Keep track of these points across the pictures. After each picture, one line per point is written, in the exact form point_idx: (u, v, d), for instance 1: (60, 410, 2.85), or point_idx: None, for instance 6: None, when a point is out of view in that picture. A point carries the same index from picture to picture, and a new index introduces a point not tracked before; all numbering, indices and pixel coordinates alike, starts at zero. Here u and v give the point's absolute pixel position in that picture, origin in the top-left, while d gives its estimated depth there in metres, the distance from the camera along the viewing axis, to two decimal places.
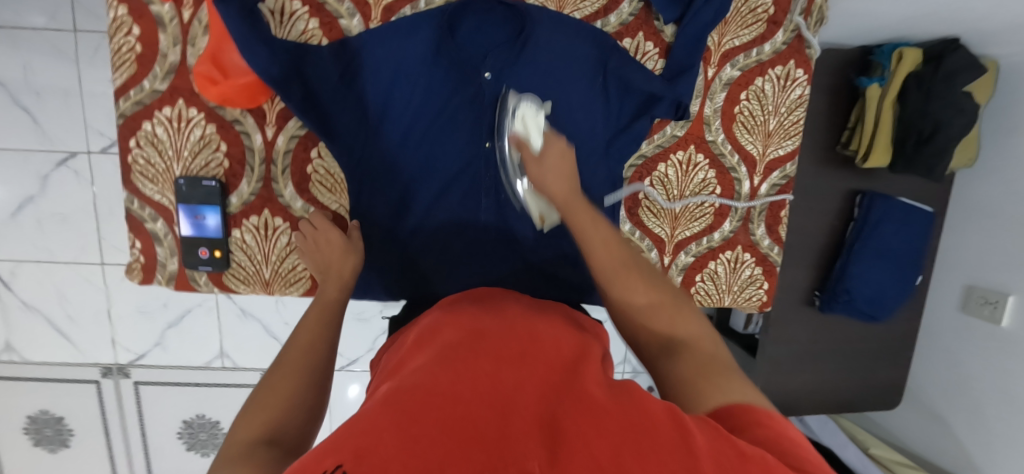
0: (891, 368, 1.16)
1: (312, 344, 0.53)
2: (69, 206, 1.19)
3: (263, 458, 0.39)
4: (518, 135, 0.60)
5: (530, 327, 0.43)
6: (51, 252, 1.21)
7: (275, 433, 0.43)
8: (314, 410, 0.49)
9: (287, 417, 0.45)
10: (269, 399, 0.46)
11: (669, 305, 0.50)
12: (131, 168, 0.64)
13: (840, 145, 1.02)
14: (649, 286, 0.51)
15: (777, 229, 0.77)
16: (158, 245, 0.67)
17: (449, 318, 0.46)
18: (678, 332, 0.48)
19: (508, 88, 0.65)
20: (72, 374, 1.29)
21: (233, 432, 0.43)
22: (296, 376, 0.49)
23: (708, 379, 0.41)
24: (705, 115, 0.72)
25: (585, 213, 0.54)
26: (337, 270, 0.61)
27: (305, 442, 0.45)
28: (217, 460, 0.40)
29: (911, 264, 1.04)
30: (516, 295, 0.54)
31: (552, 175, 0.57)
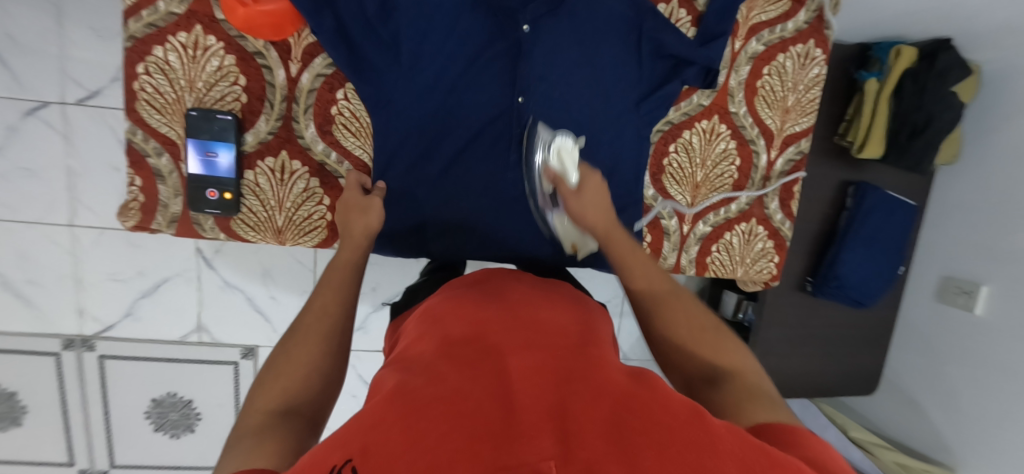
0: (872, 354, 1.21)
1: (326, 309, 0.51)
2: (37, 159, 1.09)
3: (284, 432, 0.39)
4: (555, 170, 0.59)
5: (534, 319, 0.46)
6: (13, 210, 1.11)
7: (292, 403, 0.42)
8: (333, 377, 0.48)
9: (306, 386, 0.45)
10: (287, 367, 0.45)
11: (714, 338, 0.49)
12: (137, 95, 0.59)
13: (838, 136, 1.05)
14: (696, 321, 0.51)
15: (788, 203, 0.80)
16: (161, 184, 0.62)
17: (452, 310, 0.48)
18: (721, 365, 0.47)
19: (535, 119, 0.65)
20: (29, 345, 1.18)
21: (250, 400, 0.43)
22: (314, 341, 0.48)
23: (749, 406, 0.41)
24: (730, 86, 0.73)
25: (628, 247, 0.56)
26: (354, 233, 0.58)
27: (323, 412, 0.45)
28: (234, 427, 0.40)
29: (895, 253, 1.08)
30: (520, 283, 0.57)
31: (591, 207, 0.56)
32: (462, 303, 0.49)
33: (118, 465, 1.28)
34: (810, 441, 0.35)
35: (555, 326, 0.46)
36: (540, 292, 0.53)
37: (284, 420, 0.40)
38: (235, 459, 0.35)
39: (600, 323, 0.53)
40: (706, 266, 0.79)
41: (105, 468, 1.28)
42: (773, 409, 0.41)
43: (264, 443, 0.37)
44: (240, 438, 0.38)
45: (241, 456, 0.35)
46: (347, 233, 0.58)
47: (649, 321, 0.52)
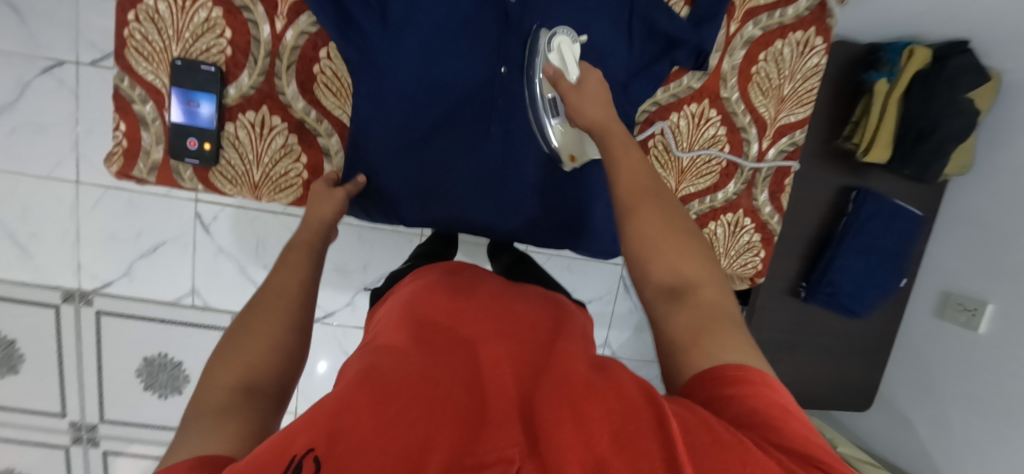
0: (865, 368, 1.17)
1: (284, 288, 0.50)
2: (49, 116, 1.13)
3: (246, 412, 0.36)
4: (553, 68, 0.58)
5: (505, 310, 0.46)
6: (22, 163, 1.14)
7: (254, 379, 0.40)
8: (300, 349, 0.46)
9: (270, 360, 0.42)
10: (249, 341, 0.43)
11: (684, 247, 0.44)
12: (126, 42, 0.60)
13: (842, 138, 1.02)
14: (672, 224, 0.45)
15: (778, 196, 0.78)
16: (144, 130, 0.63)
17: (424, 301, 0.47)
18: (685, 276, 0.42)
19: (537, 27, 0.62)
20: (29, 295, 1.22)
21: (209, 372, 0.40)
22: (277, 316, 0.46)
23: (710, 335, 0.38)
24: (722, 71, 0.72)
25: (621, 137, 0.52)
26: (317, 213, 0.60)
27: (290, 385, 0.43)
28: (191, 404, 0.37)
29: (895, 263, 1.04)
30: (493, 280, 0.56)
31: (589, 103, 0.55)
32: (432, 295, 0.48)
33: (107, 420, 1.31)
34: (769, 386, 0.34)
35: (526, 318, 0.46)
36: (509, 285, 0.54)
37: (248, 396, 0.38)
38: (194, 437, 0.33)
39: (571, 313, 0.52)
40: None
41: (95, 422, 1.31)
42: (723, 335, 0.38)
43: (224, 421, 0.35)
44: (199, 415, 0.35)
45: (202, 436, 0.33)
46: (307, 214, 0.60)
47: (622, 213, 0.47)
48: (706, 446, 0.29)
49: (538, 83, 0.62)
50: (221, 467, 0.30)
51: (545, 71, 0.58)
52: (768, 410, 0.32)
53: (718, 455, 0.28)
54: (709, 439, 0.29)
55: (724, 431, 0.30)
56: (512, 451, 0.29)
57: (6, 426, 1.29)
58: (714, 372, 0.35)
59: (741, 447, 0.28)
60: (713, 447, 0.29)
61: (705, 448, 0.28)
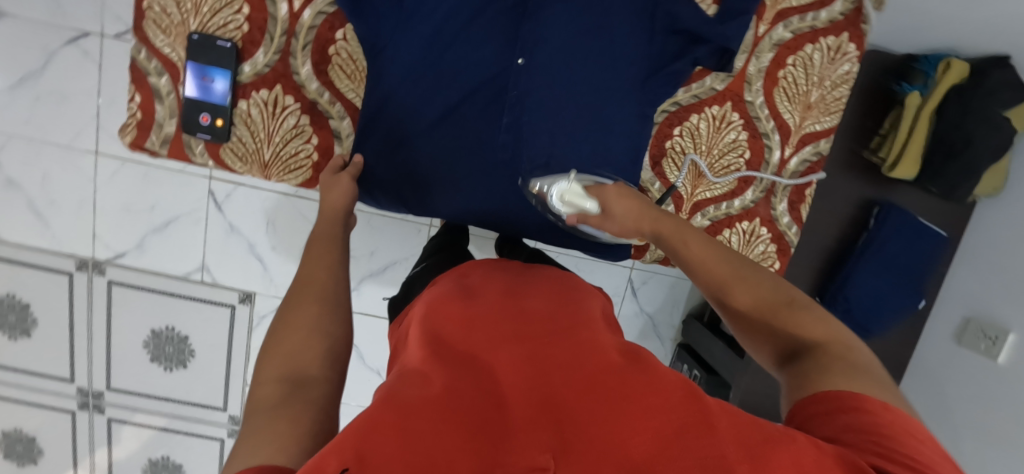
0: None
1: (315, 274, 0.52)
2: (71, 86, 1.14)
3: (300, 398, 0.39)
4: (574, 217, 0.63)
5: (517, 312, 0.49)
6: (44, 130, 1.16)
7: (303, 366, 0.43)
8: (340, 332, 0.48)
9: (312, 346, 0.45)
10: (290, 331, 0.46)
11: (786, 311, 0.47)
12: (144, 13, 0.60)
13: (869, 150, 0.99)
14: (762, 294, 0.49)
15: (798, 207, 0.75)
16: (158, 103, 0.63)
17: (436, 314, 0.49)
18: (800, 338, 0.45)
19: (523, 178, 0.66)
20: (45, 261, 1.24)
21: (260, 369, 0.43)
22: (312, 304, 0.49)
23: (830, 375, 0.40)
24: (748, 73, 0.69)
25: (673, 229, 0.57)
26: (330, 206, 0.60)
27: (338, 364, 0.45)
28: (251, 401, 0.40)
29: (915, 284, 1.00)
30: (497, 275, 0.57)
31: (622, 212, 0.61)
32: (444, 305, 0.50)
33: (113, 388, 1.33)
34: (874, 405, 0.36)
35: (538, 321, 0.48)
36: (516, 277, 0.57)
37: (300, 387, 0.40)
38: (257, 434, 0.35)
39: (580, 301, 0.54)
40: None
41: (101, 390, 1.33)
42: (855, 379, 0.39)
43: (281, 415, 0.37)
44: (259, 409, 0.38)
45: (264, 426, 0.35)
46: (320, 205, 0.60)
47: (719, 304, 0.52)
48: (755, 443, 0.33)
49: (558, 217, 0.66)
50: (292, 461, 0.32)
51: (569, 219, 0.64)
52: (870, 425, 0.34)
53: (766, 452, 0.32)
54: (761, 440, 0.34)
55: (772, 432, 0.34)
56: (543, 460, 0.32)
57: (18, 387, 1.33)
58: (831, 397, 0.38)
59: (787, 440, 0.33)
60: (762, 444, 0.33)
61: (752, 446, 0.33)
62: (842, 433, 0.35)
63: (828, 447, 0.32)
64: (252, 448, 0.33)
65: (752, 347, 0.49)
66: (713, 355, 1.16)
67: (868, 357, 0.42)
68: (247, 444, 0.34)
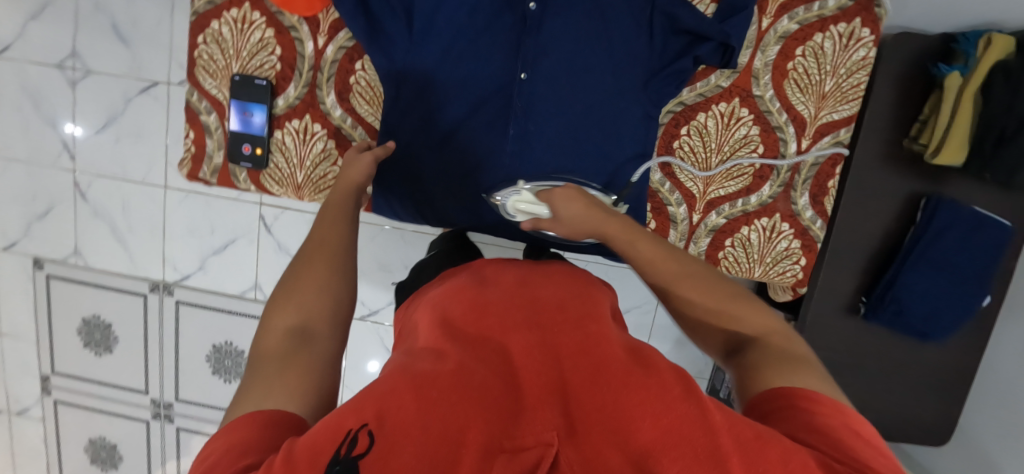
0: (943, 398, 1.05)
1: (328, 234, 0.57)
2: (145, 128, 1.31)
3: (303, 351, 0.44)
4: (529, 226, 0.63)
5: (534, 294, 0.48)
6: (123, 169, 1.33)
7: (306, 318, 0.48)
8: (347, 290, 0.52)
9: (317, 300, 0.49)
10: (300, 284, 0.51)
11: (735, 301, 0.50)
12: (196, 62, 0.70)
13: (908, 139, 0.93)
14: (715, 285, 0.52)
15: (821, 200, 0.72)
16: (208, 138, 0.72)
17: (452, 296, 0.49)
18: (747, 328, 0.48)
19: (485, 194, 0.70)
20: (124, 285, 1.40)
21: (268, 313, 0.48)
22: (322, 260, 0.53)
23: (776, 366, 0.43)
24: (755, 67, 0.69)
25: (621, 230, 0.56)
26: (347, 180, 0.64)
27: (343, 320, 0.50)
28: (260, 342, 0.46)
29: (976, 280, 0.94)
30: (512, 267, 0.56)
31: (571, 219, 0.59)
32: (459, 290, 0.50)
33: (181, 399, 1.46)
34: (852, 433, 0.35)
35: (551, 304, 0.46)
36: (531, 267, 0.55)
37: (305, 343, 0.45)
38: (264, 384, 0.41)
39: (594, 290, 0.52)
40: (717, 262, 0.74)
41: (171, 401, 1.47)
42: (808, 374, 0.42)
43: (288, 370, 0.42)
44: (268, 354, 0.44)
45: (271, 376, 0.41)
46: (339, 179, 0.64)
47: (670, 300, 0.53)
48: (753, 440, 0.33)
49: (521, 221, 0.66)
50: (293, 421, 0.38)
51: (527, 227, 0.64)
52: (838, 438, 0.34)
53: (763, 451, 0.32)
54: (754, 435, 0.33)
55: (761, 426, 0.34)
56: (549, 438, 0.33)
57: (103, 399, 1.49)
58: (782, 392, 0.40)
59: (783, 443, 0.32)
60: (755, 442, 0.32)
61: (749, 442, 0.32)
62: (800, 432, 0.35)
63: (810, 453, 0.32)
64: (266, 394, 0.40)
65: (700, 337, 0.52)
66: None
67: (799, 344, 0.47)
68: (257, 392, 0.40)
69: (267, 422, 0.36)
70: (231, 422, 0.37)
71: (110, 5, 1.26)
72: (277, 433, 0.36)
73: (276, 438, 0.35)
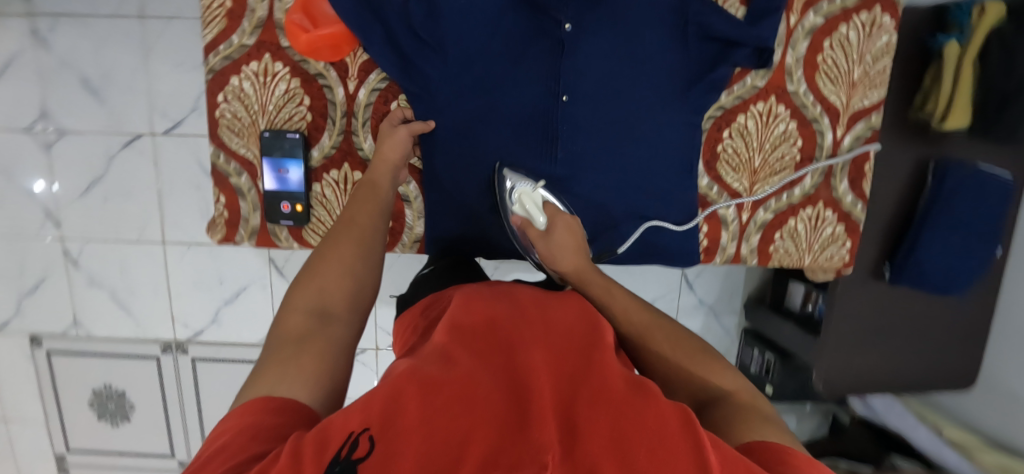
0: (965, 347, 1.10)
1: (355, 219, 0.58)
2: (134, 184, 1.23)
3: (321, 335, 0.43)
4: (519, 220, 0.62)
5: (551, 309, 0.45)
6: (116, 230, 1.26)
7: (326, 302, 0.47)
8: (369, 278, 0.52)
9: (337, 284, 0.49)
10: (323, 267, 0.51)
11: (698, 358, 0.50)
12: (218, 122, 0.66)
13: (915, 108, 0.96)
14: (680, 343, 0.52)
15: (859, 184, 0.74)
16: (242, 200, 0.68)
17: (460, 303, 0.46)
18: (712, 387, 0.48)
19: (500, 163, 0.66)
20: (133, 349, 1.33)
21: (290, 294, 0.48)
22: (347, 247, 0.53)
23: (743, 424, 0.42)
24: (786, 64, 0.70)
25: (601, 287, 0.55)
26: (383, 156, 0.63)
27: (361, 308, 0.49)
28: (279, 319, 0.45)
29: (991, 234, 0.97)
30: (532, 286, 0.53)
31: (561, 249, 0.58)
32: (469, 298, 0.47)
33: None
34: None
35: (566, 321, 0.43)
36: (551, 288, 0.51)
37: (324, 326, 0.45)
38: (281, 366, 0.40)
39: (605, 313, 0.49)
40: (769, 255, 0.75)
41: None
42: (772, 428, 0.41)
43: (304, 351, 0.41)
44: (285, 333, 0.43)
45: (285, 357, 0.41)
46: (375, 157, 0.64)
47: (638, 356, 0.53)
48: None
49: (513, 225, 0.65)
50: (299, 406, 0.37)
51: (515, 224, 0.63)
52: None
53: None
54: None
55: None
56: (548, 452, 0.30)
57: (126, 469, 1.42)
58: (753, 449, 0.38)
59: None
60: None
61: None
62: None
63: None
64: (282, 374, 0.39)
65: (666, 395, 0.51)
66: (784, 336, 1.20)
67: (762, 402, 0.46)
68: (273, 371, 0.39)
69: (282, 409, 0.35)
70: (242, 405, 0.36)
71: (77, 60, 1.18)
72: (285, 418, 0.35)
73: (287, 428, 0.34)
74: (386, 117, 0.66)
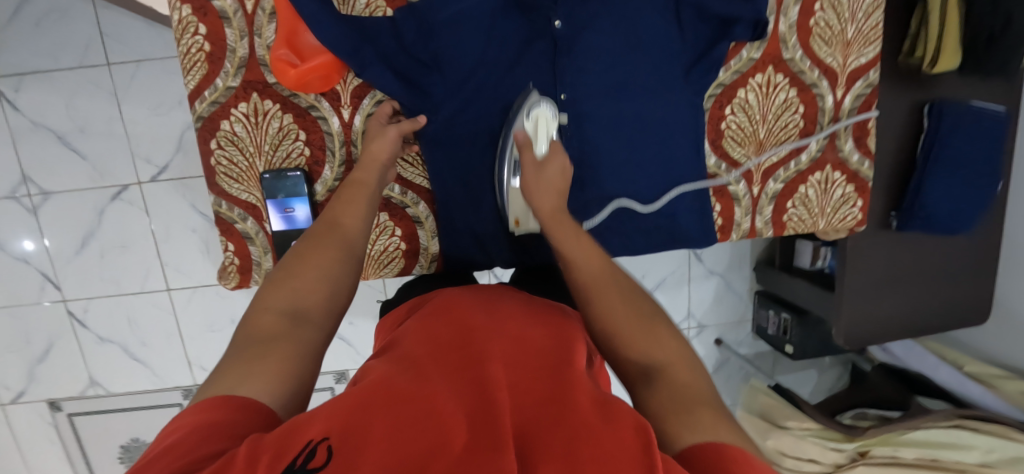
0: (976, 282, 1.11)
1: (340, 222, 0.52)
2: (129, 235, 1.21)
3: (289, 338, 0.39)
4: (523, 134, 0.59)
5: (532, 322, 0.43)
6: (118, 284, 1.24)
7: (299, 303, 0.42)
8: (348, 284, 0.47)
9: (314, 285, 0.44)
10: (300, 268, 0.45)
11: (644, 324, 0.44)
12: (215, 170, 0.64)
13: (904, 55, 0.95)
14: (635, 305, 0.46)
15: (864, 142, 0.74)
16: (251, 245, 0.67)
17: (440, 317, 0.43)
18: (654, 354, 0.42)
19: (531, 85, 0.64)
20: (155, 400, 1.32)
21: (260, 294, 0.43)
22: (330, 249, 0.48)
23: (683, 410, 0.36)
24: (780, 32, 0.69)
25: (571, 234, 0.52)
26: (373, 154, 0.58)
27: (338, 314, 0.44)
28: (244, 319, 0.41)
29: (990, 168, 0.98)
30: (515, 295, 0.50)
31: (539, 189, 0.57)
32: (453, 306, 0.44)
33: None
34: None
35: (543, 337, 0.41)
36: (531, 299, 0.49)
37: (296, 328, 0.40)
38: (243, 366, 0.35)
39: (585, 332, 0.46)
40: (784, 225, 0.75)
41: None
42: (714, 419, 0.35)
43: (268, 353, 0.37)
44: (251, 335, 0.39)
45: (247, 359, 0.36)
46: (364, 156, 0.59)
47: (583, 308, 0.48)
48: None
49: (511, 142, 0.62)
50: (258, 415, 0.32)
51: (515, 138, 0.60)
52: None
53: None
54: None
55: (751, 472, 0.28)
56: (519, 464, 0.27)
57: None
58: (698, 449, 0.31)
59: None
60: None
61: None
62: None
63: None
64: (242, 377, 0.34)
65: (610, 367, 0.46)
66: (799, 296, 1.20)
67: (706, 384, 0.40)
68: (233, 373, 0.35)
69: (242, 410, 0.31)
70: (198, 402, 0.32)
71: (49, 118, 1.14)
72: (241, 424, 0.30)
73: (247, 430, 0.30)
74: (376, 117, 0.62)
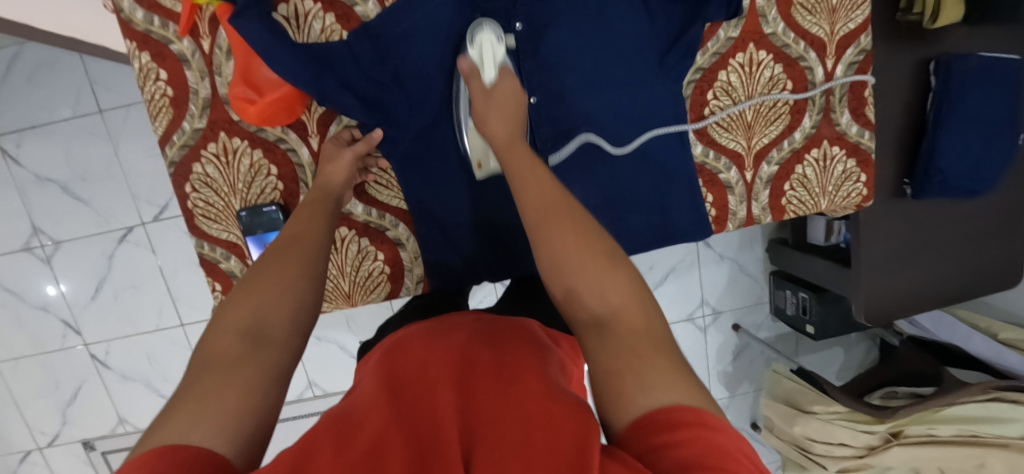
0: (1004, 242, 1.05)
1: (298, 237, 0.48)
2: (138, 275, 1.24)
3: (248, 366, 0.36)
4: (468, 63, 0.55)
5: (490, 344, 0.41)
6: (134, 323, 1.27)
7: (261, 322, 0.39)
8: (315, 299, 0.44)
9: (278, 301, 0.41)
10: (260, 285, 0.42)
11: (594, 252, 0.39)
12: (193, 213, 0.64)
13: (900, 13, 0.88)
14: (581, 229, 0.40)
15: (863, 111, 0.69)
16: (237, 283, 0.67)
17: (391, 356, 0.41)
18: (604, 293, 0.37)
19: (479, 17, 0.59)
20: None
21: (218, 314, 0.40)
22: (294, 262, 0.45)
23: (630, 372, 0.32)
24: (759, 7, 0.65)
25: (524, 161, 0.46)
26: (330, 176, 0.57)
27: (305, 332, 0.42)
28: (201, 346, 0.38)
29: (1007, 123, 0.91)
30: (473, 317, 0.47)
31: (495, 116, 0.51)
32: (409, 340, 0.42)
33: None
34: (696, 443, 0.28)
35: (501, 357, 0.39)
36: (492, 319, 0.47)
37: (257, 352, 0.37)
38: (196, 404, 0.33)
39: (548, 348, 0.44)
40: (783, 209, 0.72)
41: None
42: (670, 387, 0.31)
43: (224, 388, 0.34)
44: (209, 365, 0.36)
45: (201, 396, 0.33)
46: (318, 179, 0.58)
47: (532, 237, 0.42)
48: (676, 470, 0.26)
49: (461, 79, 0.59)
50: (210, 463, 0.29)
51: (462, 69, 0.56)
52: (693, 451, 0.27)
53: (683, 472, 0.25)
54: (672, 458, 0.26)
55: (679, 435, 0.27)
56: None
57: None
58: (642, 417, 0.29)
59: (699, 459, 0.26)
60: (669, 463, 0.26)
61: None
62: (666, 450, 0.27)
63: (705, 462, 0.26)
64: (193, 421, 0.31)
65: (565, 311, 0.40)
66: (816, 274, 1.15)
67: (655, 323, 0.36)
68: (182, 415, 0.32)
69: (188, 460, 0.28)
70: (136, 457, 0.29)
71: (52, 170, 1.17)
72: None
73: None
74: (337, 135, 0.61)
